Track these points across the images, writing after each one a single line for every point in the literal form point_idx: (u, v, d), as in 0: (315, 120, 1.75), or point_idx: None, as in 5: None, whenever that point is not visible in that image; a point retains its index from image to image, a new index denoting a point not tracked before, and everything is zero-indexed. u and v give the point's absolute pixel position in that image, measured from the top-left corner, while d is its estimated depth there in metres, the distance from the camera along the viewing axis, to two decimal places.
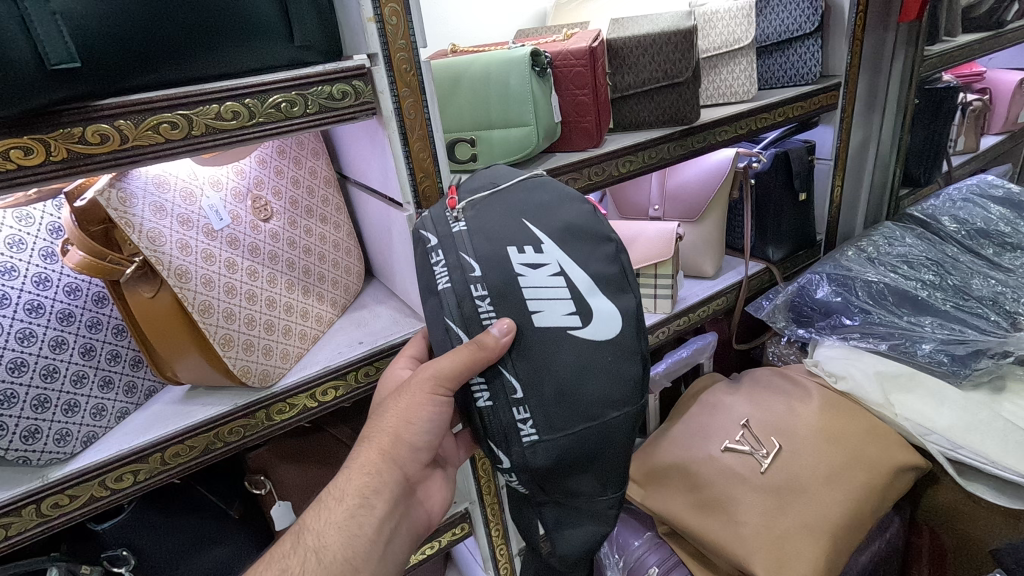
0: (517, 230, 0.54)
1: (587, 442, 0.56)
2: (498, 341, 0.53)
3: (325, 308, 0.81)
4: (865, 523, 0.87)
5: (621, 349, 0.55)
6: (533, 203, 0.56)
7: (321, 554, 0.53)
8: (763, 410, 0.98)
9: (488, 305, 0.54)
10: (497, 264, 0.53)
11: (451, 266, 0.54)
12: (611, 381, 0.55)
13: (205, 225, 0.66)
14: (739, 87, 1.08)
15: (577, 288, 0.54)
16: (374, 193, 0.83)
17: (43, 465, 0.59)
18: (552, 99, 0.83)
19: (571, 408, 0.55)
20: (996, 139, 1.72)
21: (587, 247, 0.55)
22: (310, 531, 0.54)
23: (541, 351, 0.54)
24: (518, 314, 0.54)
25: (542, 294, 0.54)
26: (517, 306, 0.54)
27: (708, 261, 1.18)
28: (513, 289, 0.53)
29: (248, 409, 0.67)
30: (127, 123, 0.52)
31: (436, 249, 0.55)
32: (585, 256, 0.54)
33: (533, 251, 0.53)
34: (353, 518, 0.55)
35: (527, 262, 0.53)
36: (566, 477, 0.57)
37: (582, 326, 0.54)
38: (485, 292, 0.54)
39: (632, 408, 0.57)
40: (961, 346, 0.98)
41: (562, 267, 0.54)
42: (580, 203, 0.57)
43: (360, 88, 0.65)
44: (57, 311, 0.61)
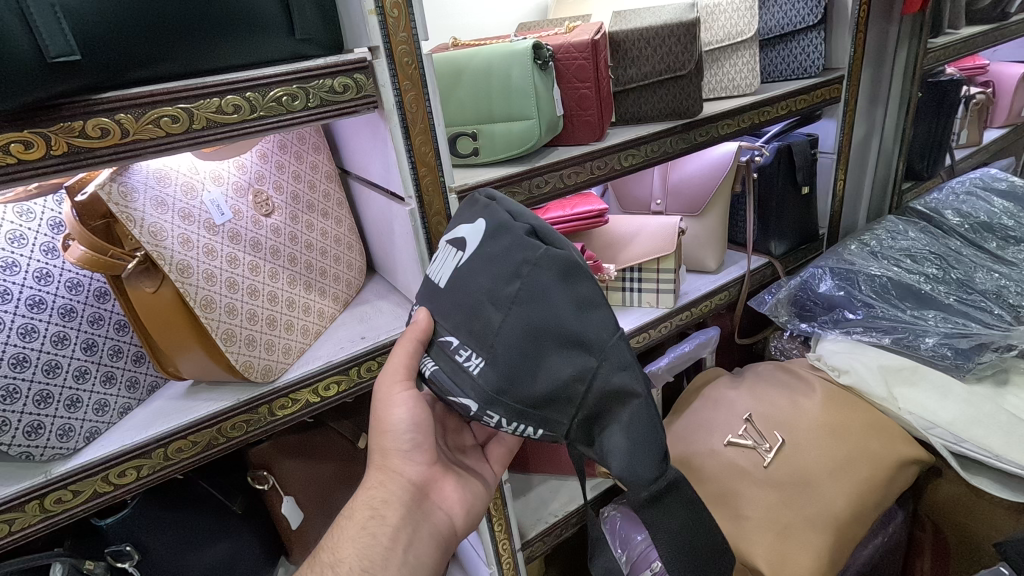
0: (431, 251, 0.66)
1: (515, 328, 0.53)
2: (416, 320, 0.60)
3: (327, 303, 0.81)
4: (868, 517, 0.87)
5: (494, 228, 0.56)
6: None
7: (336, 568, 0.56)
8: (766, 404, 0.98)
9: (418, 306, 0.62)
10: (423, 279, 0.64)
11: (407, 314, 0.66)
12: (500, 261, 0.54)
13: (207, 220, 0.65)
14: (741, 80, 1.08)
15: (456, 235, 0.60)
16: (376, 188, 0.82)
17: (46, 460, 0.59)
18: (554, 93, 0.82)
19: (486, 306, 0.54)
20: (999, 131, 1.71)
21: (465, 209, 0.62)
22: (325, 549, 0.58)
23: (449, 296, 0.58)
24: (435, 290, 0.60)
25: (442, 266, 0.61)
26: (435, 291, 0.60)
27: (709, 255, 1.18)
28: (431, 285, 0.62)
29: (250, 404, 0.67)
30: (127, 116, 0.52)
31: None
32: (462, 214, 0.61)
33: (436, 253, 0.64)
34: (365, 531, 0.59)
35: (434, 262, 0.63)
36: (534, 376, 0.53)
37: (463, 252, 0.58)
38: (419, 304, 0.63)
39: (543, 263, 0.52)
40: (965, 339, 0.97)
41: (448, 238, 0.62)
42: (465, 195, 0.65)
43: (361, 81, 0.64)
44: (59, 306, 0.61)
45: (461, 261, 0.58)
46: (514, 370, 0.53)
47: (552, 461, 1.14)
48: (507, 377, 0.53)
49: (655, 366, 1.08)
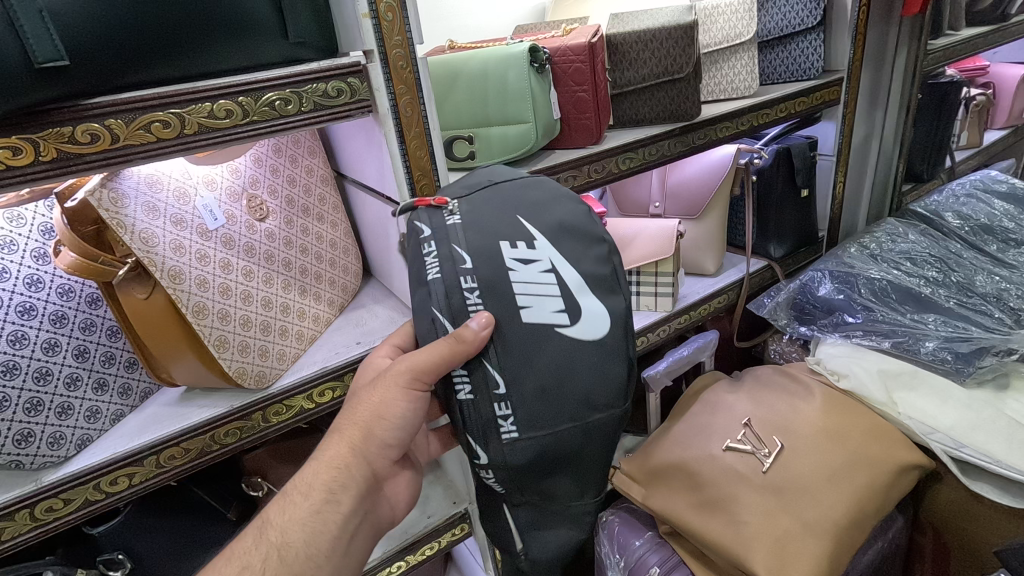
0: (511, 224, 0.54)
1: (566, 442, 0.54)
2: (477, 334, 0.50)
3: (322, 308, 0.81)
4: (868, 523, 0.86)
5: (606, 351, 0.54)
6: (529, 201, 0.56)
7: (283, 551, 0.50)
8: (765, 409, 0.97)
9: (477, 296, 0.52)
10: (488, 247, 0.52)
11: (442, 257, 0.52)
12: (594, 378, 0.53)
13: (200, 225, 0.65)
14: (741, 82, 1.07)
15: (567, 286, 0.53)
16: (372, 192, 0.82)
17: (36, 469, 0.58)
18: (551, 96, 0.82)
19: (548, 407, 0.53)
20: (999, 133, 1.70)
21: (577, 246, 0.54)
22: (273, 528, 0.51)
23: (527, 345, 0.52)
24: (509, 305, 0.52)
25: (531, 291, 0.52)
26: (506, 300, 0.52)
27: (708, 258, 1.17)
28: (502, 277, 0.52)
29: (244, 411, 0.66)
30: (118, 122, 0.51)
31: (429, 241, 0.53)
32: (575, 255, 0.54)
33: (524, 247, 0.53)
34: (318, 515, 0.52)
35: (518, 256, 0.52)
36: (540, 479, 0.57)
37: (569, 325, 0.52)
38: (474, 284, 0.52)
39: (612, 417, 0.55)
40: (965, 343, 0.97)
41: (553, 266, 0.53)
42: (573, 204, 0.57)
43: (355, 85, 0.63)
44: (50, 313, 0.61)
45: (561, 330, 0.52)
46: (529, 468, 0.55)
47: None
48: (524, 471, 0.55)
49: (653, 370, 1.08)
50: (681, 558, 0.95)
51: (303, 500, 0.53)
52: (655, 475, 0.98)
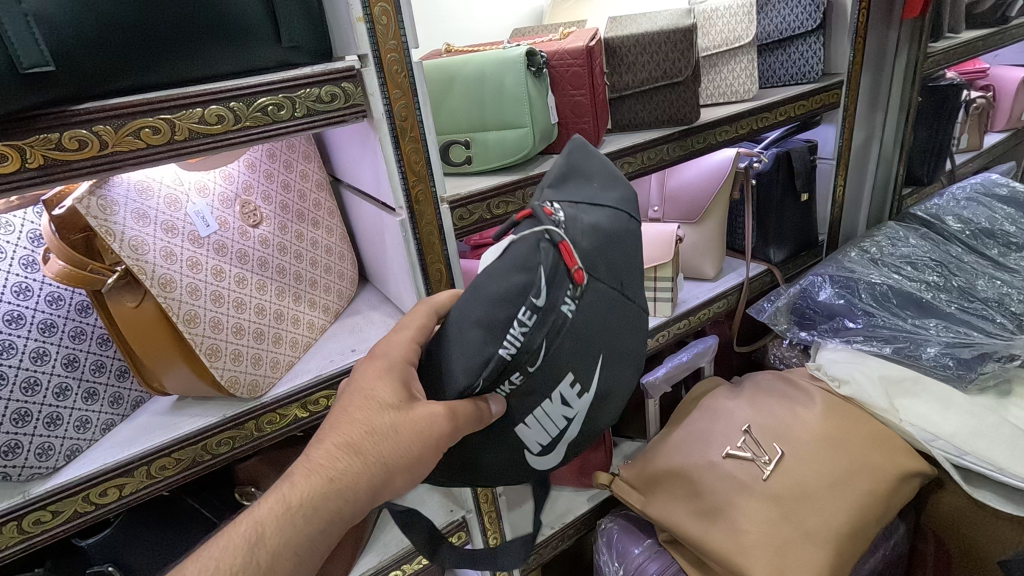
0: (582, 355, 0.52)
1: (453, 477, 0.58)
2: (488, 412, 0.51)
3: (317, 315, 0.80)
4: (869, 531, 0.85)
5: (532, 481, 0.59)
6: (614, 342, 0.55)
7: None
8: (765, 415, 0.96)
9: (513, 386, 0.51)
10: (559, 369, 0.51)
11: (525, 343, 0.48)
12: (508, 476, 0.58)
13: (191, 232, 0.64)
14: (740, 85, 1.06)
15: (566, 435, 0.56)
16: (367, 197, 0.81)
17: (24, 480, 0.58)
18: (549, 100, 0.81)
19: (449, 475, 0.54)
20: (999, 136, 1.70)
21: (602, 410, 0.58)
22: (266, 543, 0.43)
23: (505, 433, 0.54)
24: (526, 411, 0.53)
25: (546, 418, 0.54)
26: (524, 403, 0.53)
27: (708, 262, 1.16)
28: (539, 387, 0.52)
29: (238, 420, 0.65)
30: (106, 128, 0.50)
31: (531, 310, 0.48)
32: (593, 416, 0.57)
33: (575, 392, 0.53)
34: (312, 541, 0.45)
35: (565, 394, 0.53)
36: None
37: (537, 454, 0.56)
38: (519, 383, 0.50)
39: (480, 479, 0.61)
40: (967, 348, 0.96)
41: (574, 419, 0.55)
42: (627, 371, 0.59)
43: (349, 90, 0.63)
44: (39, 321, 0.60)
45: (529, 453, 0.56)
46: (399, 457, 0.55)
47: None
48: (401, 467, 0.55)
49: (653, 376, 1.07)
50: (681, 567, 0.93)
51: (295, 516, 0.44)
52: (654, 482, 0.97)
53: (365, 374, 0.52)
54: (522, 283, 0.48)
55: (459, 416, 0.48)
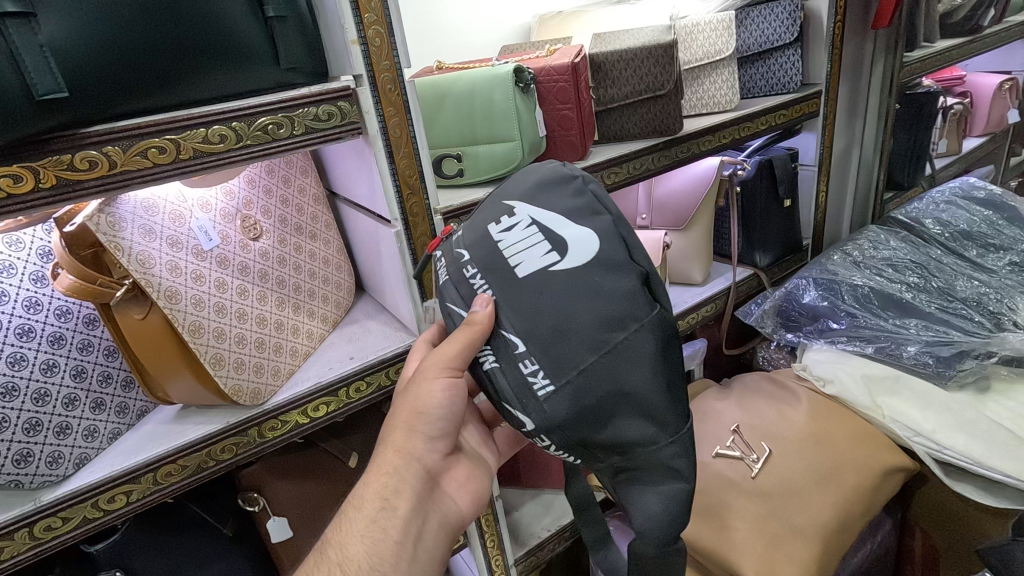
0: (495, 204, 0.55)
1: (598, 378, 0.50)
2: (480, 315, 0.51)
3: (315, 324, 0.82)
4: (855, 526, 0.88)
5: (612, 266, 0.50)
6: (512, 181, 0.57)
7: (344, 567, 0.51)
8: (753, 415, 0.99)
9: (480, 278, 0.52)
10: (475, 231, 0.54)
11: (450, 264, 0.55)
12: (606, 300, 0.49)
13: (195, 246, 0.67)
14: (721, 97, 1.10)
15: (547, 226, 0.51)
16: (363, 210, 0.84)
17: (35, 488, 0.60)
18: (537, 114, 0.84)
19: (582, 338, 0.49)
20: (978, 140, 1.75)
21: (554, 190, 0.53)
22: (332, 547, 0.53)
23: (527, 295, 0.50)
24: (507, 268, 0.51)
25: (517, 246, 0.51)
26: (501, 277, 0.51)
27: (696, 268, 1.20)
28: (497, 255, 0.52)
29: (240, 427, 0.68)
30: (115, 149, 0.53)
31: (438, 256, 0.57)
32: (552, 198, 0.52)
33: (505, 217, 0.53)
34: (375, 524, 0.54)
35: (503, 228, 0.52)
36: (603, 426, 0.51)
37: (560, 258, 0.50)
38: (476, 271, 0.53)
39: (647, 328, 0.50)
40: (946, 347, 0.99)
41: (533, 218, 0.52)
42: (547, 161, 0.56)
43: (344, 109, 0.65)
44: (48, 334, 0.62)
45: (555, 266, 0.50)
46: (603, 395, 0.50)
47: (545, 475, 1.15)
48: (584, 405, 0.50)
49: None
50: None
51: (360, 510, 0.55)
52: None
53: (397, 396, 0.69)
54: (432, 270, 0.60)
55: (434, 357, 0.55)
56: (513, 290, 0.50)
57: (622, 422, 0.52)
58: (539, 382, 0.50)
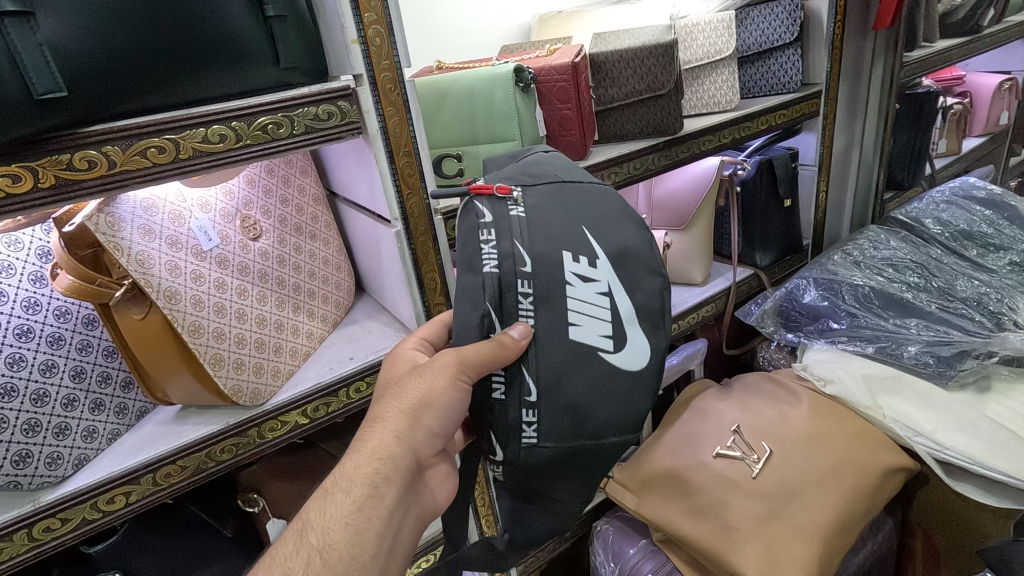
0: (578, 234, 0.53)
1: (575, 456, 0.54)
2: (514, 343, 0.48)
3: (315, 324, 0.82)
4: (856, 526, 0.88)
5: (642, 381, 0.55)
6: (596, 217, 0.56)
7: (325, 555, 0.46)
8: (753, 415, 0.99)
9: (531, 305, 0.50)
10: (551, 247, 0.51)
11: (504, 253, 0.49)
12: (622, 404, 0.54)
13: (194, 246, 0.67)
14: (721, 96, 1.10)
15: (620, 314, 0.54)
16: (363, 210, 0.84)
17: (34, 489, 0.60)
18: (537, 114, 0.84)
19: (588, 421, 0.53)
20: (978, 140, 1.75)
21: (635, 277, 0.57)
22: (315, 530, 0.47)
23: (570, 363, 0.51)
24: (564, 314, 0.51)
25: (584, 309, 0.52)
26: (557, 316, 0.51)
27: (696, 268, 1.20)
28: (559, 290, 0.51)
29: (240, 427, 0.67)
30: (115, 148, 0.53)
31: (488, 228, 0.49)
32: (632, 286, 0.56)
33: (586, 264, 0.53)
34: (359, 512, 0.48)
35: (580, 272, 0.52)
36: (546, 483, 0.54)
37: (614, 351, 0.53)
38: (530, 292, 0.49)
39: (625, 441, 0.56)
40: (947, 347, 0.99)
41: (610, 290, 0.54)
42: (631, 231, 0.58)
43: (345, 108, 0.65)
44: (47, 335, 0.62)
45: (605, 352, 0.53)
46: (563, 468, 0.54)
47: None
48: (548, 467, 0.53)
49: None
50: (675, 566, 0.96)
51: (345, 494, 0.49)
52: (647, 483, 1.00)
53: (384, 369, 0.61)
54: (469, 225, 0.50)
55: (468, 353, 0.48)
56: (559, 343, 0.51)
57: (558, 484, 0.55)
58: (530, 432, 0.51)
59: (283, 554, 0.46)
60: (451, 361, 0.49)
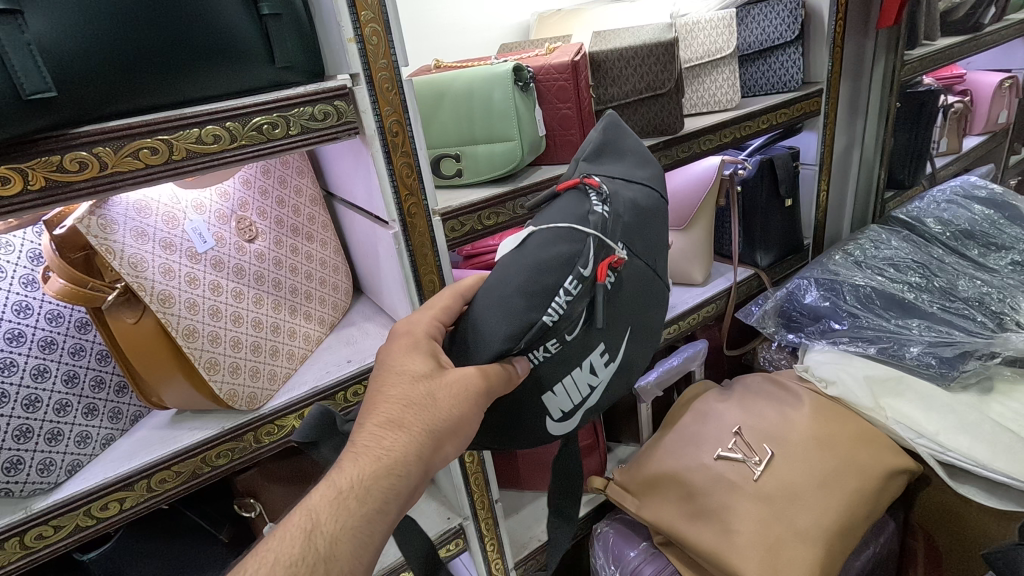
0: (618, 334, 0.59)
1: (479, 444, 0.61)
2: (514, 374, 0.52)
3: (313, 326, 0.81)
4: (858, 528, 0.88)
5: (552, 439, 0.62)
6: (637, 323, 0.62)
7: (330, 566, 0.41)
8: (755, 417, 0.98)
9: (541, 357, 0.54)
10: (593, 339, 0.56)
11: (565, 316, 0.53)
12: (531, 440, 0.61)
13: (189, 248, 0.66)
14: (722, 95, 1.09)
15: (589, 404, 0.60)
16: (360, 210, 0.83)
17: (26, 496, 0.59)
18: (536, 113, 0.83)
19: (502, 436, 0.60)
20: (978, 139, 1.74)
21: (620, 380, 0.63)
22: (323, 535, 0.42)
23: (531, 409, 0.57)
24: (557, 380, 0.56)
25: (573, 384, 0.57)
26: (553, 370, 0.56)
27: (696, 268, 1.19)
28: (573, 361, 0.56)
29: (236, 432, 0.67)
30: (106, 149, 0.52)
31: (577, 280, 0.52)
32: (613, 386, 0.62)
33: (602, 362, 0.58)
34: (369, 524, 0.44)
35: (593, 362, 0.57)
36: None
37: (562, 422, 0.59)
38: (549, 353, 0.54)
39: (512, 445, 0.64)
40: (948, 347, 0.98)
41: (598, 385, 0.60)
42: (646, 349, 0.65)
43: (341, 108, 0.64)
44: (39, 339, 0.61)
45: (551, 420, 0.58)
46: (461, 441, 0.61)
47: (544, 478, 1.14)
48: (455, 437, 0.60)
49: (643, 381, 1.08)
50: (676, 568, 0.95)
51: (358, 503, 0.44)
52: (647, 486, 0.99)
53: (398, 346, 0.52)
54: (569, 257, 0.52)
55: (491, 379, 0.50)
56: (536, 389, 0.56)
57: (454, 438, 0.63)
58: None
59: (289, 556, 0.40)
60: (478, 385, 0.49)
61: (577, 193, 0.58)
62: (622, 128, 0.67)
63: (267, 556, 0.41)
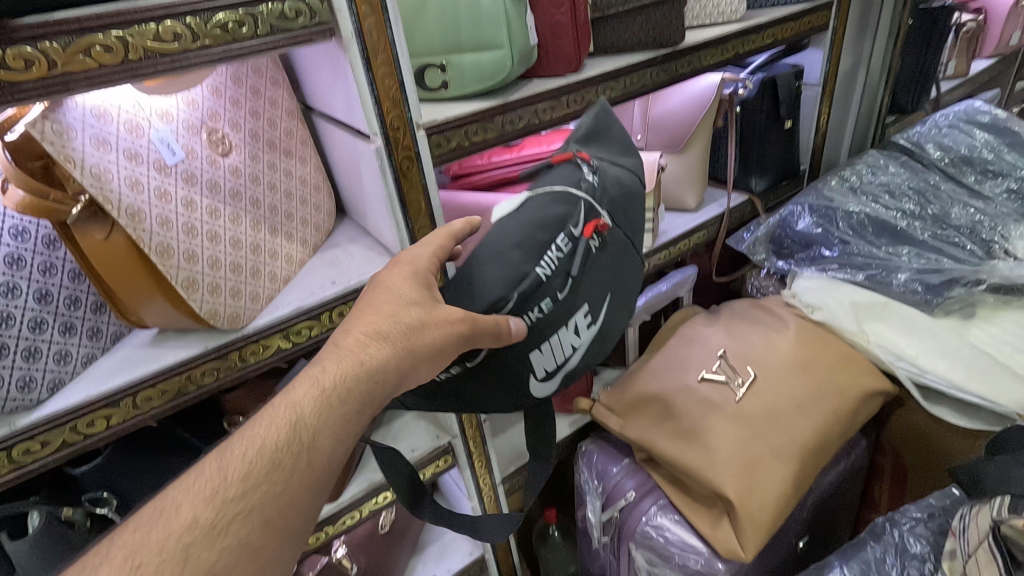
0: (599, 297, 0.67)
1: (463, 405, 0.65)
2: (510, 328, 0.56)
3: (295, 248, 0.79)
4: (832, 445, 0.91)
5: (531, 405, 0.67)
6: (616, 289, 0.70)
7: (310, 454, 0.44)
8: (740, 341, 0.99)
9: (534, 314, 0.60)
10: (580, 297, 0.64)
11: (555, 268, 0.60)
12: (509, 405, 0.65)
13: (157, 160, 0.62)
14: (726, 5, 1.01)
15: (571, 368, 0.67)
16: (341, 125, 0.78)
17: (9, 412, 0.58)
18: (527, 19, 0.77)
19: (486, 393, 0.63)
20: (987, 62, 1.67)
21: (598, 346, 0.70)
22: (306, 425, 0.44)
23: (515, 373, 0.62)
24: (542, 341, 0.62)
25: (557, 344, 0.63)
26: (540, 328, 0.61)
27: (690, 192, 1.16)
28: (559, 322, 0.62)
29: (220, 351, 0.66)
30: (53, 45, 0.47)
31: (567, 235, 0.61)
32: (591, 352, 0.69)
33: (585, 324, 0.66)
34: (349, 421, 0.46)
35: (580, 321, 0.65)
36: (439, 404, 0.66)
37: (546, 387, 0.65)
38: (539, 310, 0.60)
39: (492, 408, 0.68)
40: (935, 275, 0.99)
41: (580, 349, 0.67)
42: (625, 319, 0.73)
43: (314, 6, 0.59)
44: (5, 255, 0.59)
45: (535, 386, 0.64)
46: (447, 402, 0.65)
47: None
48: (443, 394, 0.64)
49: (632, 306, 1.07)
50: (655, 483, 0.99)
51: (341, 402, 0.46)
52: (631, 407, 1.02)
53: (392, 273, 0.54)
54: (559, 217, 0.61)
55: (481, 323, 0.53)
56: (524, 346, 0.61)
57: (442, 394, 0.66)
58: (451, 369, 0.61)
59: (274, 440, 0.43)
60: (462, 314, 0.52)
61: (570, 164, 0.67)
62: (611, 117, 0.76)
63: (254, 441, 0.43)
